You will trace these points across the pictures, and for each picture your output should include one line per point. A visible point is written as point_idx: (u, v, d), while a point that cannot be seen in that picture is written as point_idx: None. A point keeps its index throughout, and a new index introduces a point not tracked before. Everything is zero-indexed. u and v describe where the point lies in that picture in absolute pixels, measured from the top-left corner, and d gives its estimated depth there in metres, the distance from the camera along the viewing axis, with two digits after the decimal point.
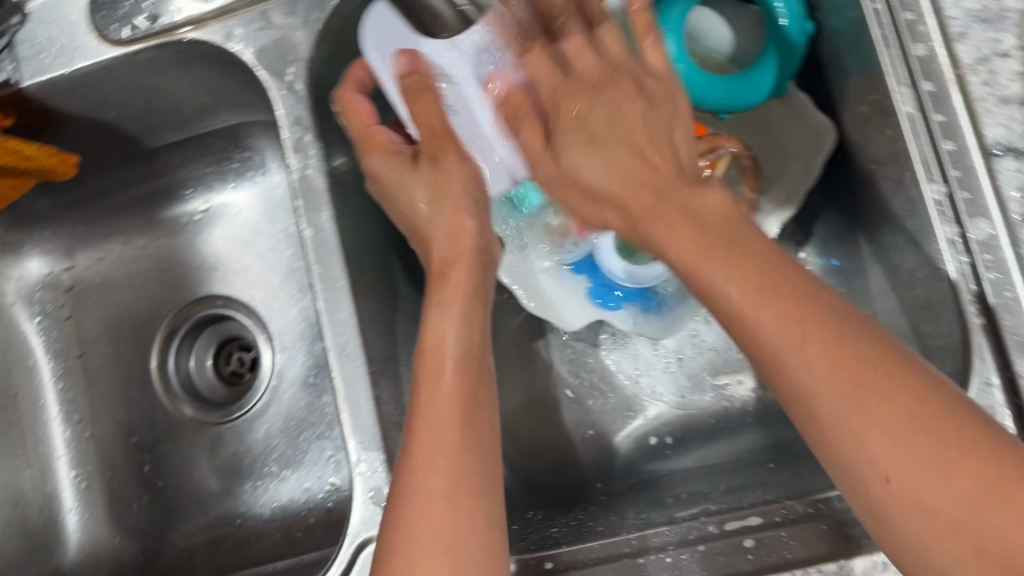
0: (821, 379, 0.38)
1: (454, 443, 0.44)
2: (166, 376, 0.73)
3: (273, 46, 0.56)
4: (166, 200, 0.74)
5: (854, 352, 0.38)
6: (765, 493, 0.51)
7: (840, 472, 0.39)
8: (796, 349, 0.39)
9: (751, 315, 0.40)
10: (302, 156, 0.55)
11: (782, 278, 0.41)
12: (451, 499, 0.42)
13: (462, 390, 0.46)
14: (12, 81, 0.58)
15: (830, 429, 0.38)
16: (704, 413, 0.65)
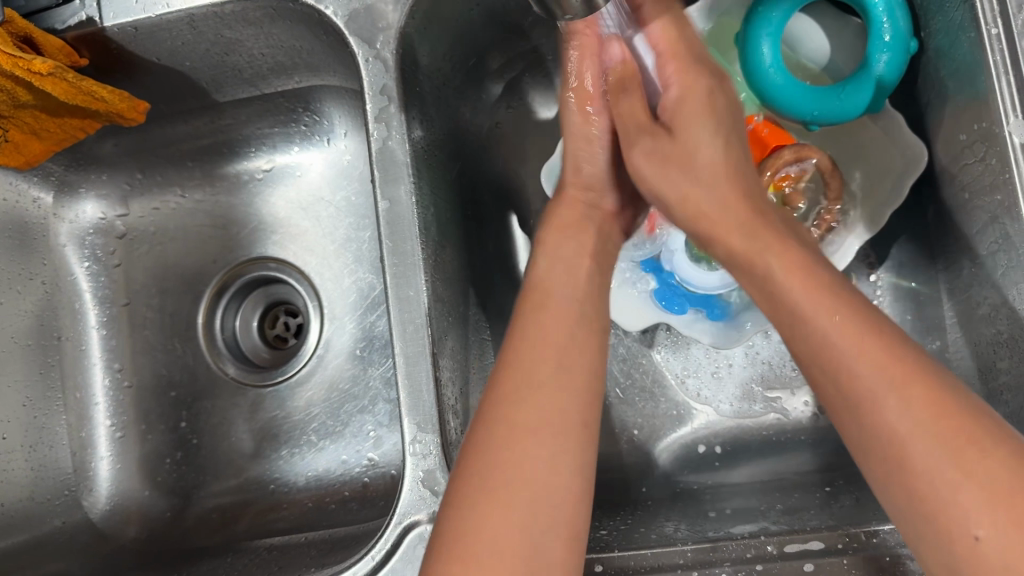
0: (909, 419, 0.38)
1: (552, 390, 0.44)
2: (211, 334, 0.73)
3: (364, 12, 0.55)
4: (228, 156, 0.73)
5: (951, 403, 0.38)
6: (825, 518, 0.50)
7: (911, 516, 0.38)
8: (889, 390, 0.39)
9: (853, 355, 0.40)
10: (385, 127, 0.54)
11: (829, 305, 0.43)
12: (529, 438, 0.43)
13: (563, 337, 0.47)
14: (94, 20, 0.57)
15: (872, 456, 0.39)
16: (753, 423, 0.64)
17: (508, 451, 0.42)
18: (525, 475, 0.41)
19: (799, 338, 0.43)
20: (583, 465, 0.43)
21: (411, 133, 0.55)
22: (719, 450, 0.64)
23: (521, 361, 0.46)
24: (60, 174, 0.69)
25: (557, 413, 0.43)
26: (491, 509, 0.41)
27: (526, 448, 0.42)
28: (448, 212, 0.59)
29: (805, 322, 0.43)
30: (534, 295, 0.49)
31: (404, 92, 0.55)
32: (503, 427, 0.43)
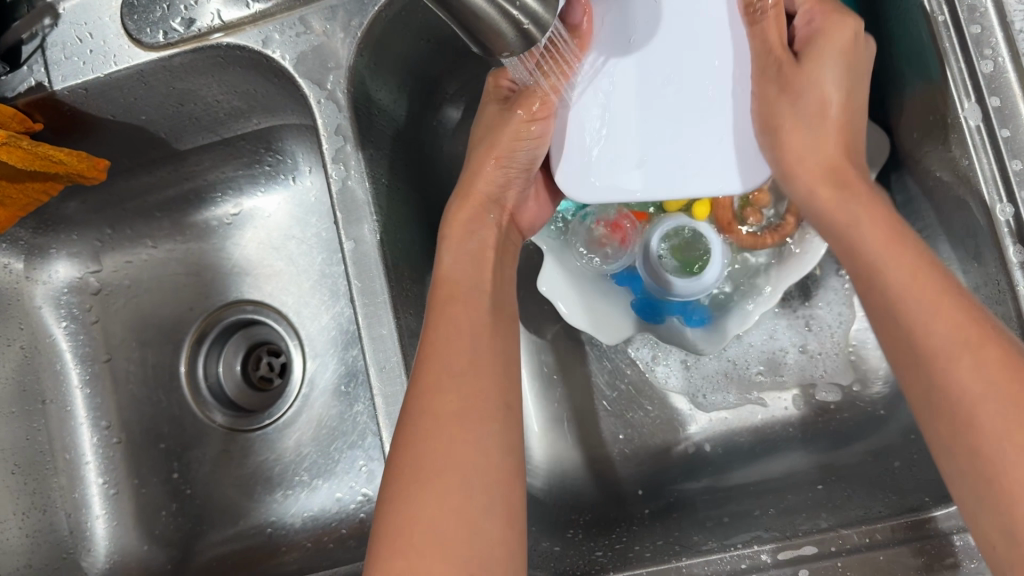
0: (976, 386, 0.39)
1: (466, 378, 0.46)
2: (195, 383, 0.72)
3: (312, 53, 0.54)
4: (195, 204, 0.73)
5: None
6: (818, 521, 0.50)
7: (982, 503, 0.39)
8: (961, 352, 0.39)
9: (918, 299, 0.41)
10: (342, 167, 0.53)
11: (928, 260, 0.42)
12: (453, 423, 0.44)
13: (473, 324, 0.49)
14: (44, 84, 0.57)
15: (950, 405, 0.40)
16: (731, 414, 0.64)
17: (429, 462, 0.43)
18: (455, 476, 0.43)
19: (866, 283, 0.44)
20: (500, 456, 0.44)
21: (371, 171, 0.55)
22: (710, 451, 0.63)
23: (428, 373, 0.46)
24: (28, 238, 0.69)
25: (474, 410, 0.45)
26: (432, 514, 0.42)
27: (454, 449, 0.43)
28: (417, 245, 0.59)
29: (879, 273, 0.43)
30: (445, 297, 0.50)
31: (359, 130, 0.54)
32: (422, 422, 0.44)
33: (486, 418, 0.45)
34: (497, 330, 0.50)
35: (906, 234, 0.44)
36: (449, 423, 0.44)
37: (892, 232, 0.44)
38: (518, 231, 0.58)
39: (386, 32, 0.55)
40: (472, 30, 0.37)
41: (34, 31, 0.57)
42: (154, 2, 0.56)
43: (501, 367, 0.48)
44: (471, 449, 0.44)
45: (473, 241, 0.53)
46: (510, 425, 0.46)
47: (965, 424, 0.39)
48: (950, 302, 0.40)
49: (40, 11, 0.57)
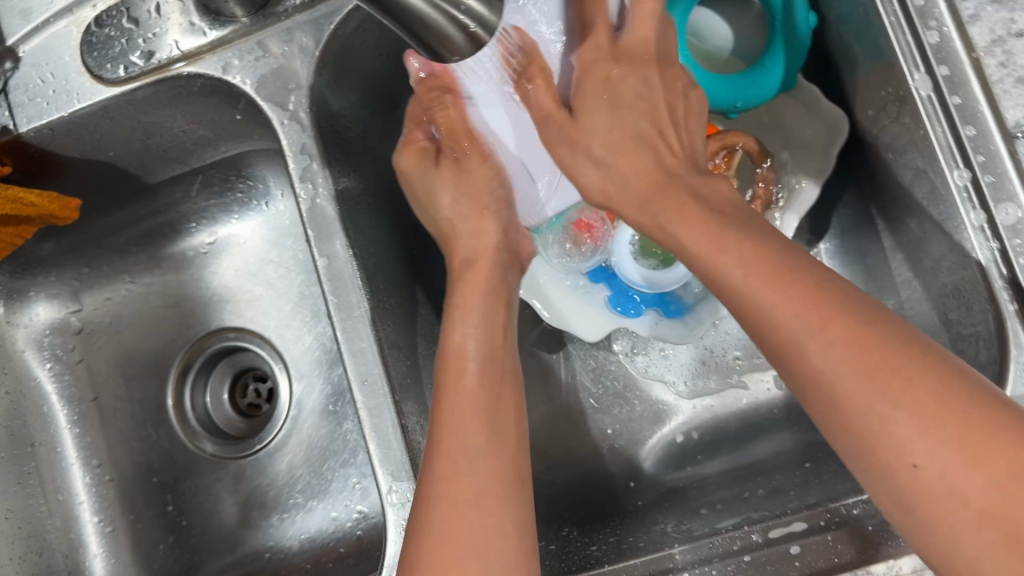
0: (837, 360, 0.37)
1: (482, 452, 0.44)
2: (183, 414, 0.72)
3: (272, 76, 0.55)
4: (169, 236, 0.73)
5: (915, 382, 0.36)
6: (805, 497, 0.51)
7: (891, 497, 0.37)
8: (810, 333, 0.38)
9: (769, 298, 0.40)
10: (310, 185, 0.53)
11: (794, 263, 0.41)
12: (474, 504, 0.42)
13: (494, 399, 0.47)
14: (10, 127, 0.57)
15: (844, 404, 0.37)
16: (714, 399, 0.65)
17: (445, 543, 0.41)
18: (471, 553, 0.41)
19: (731, 301, 0.42)
20: (515, 528, 0.42)
21: (338, 187, 0.55)
22: (698, 438, 0.64)
23: (441, 452, 0.44)
24: (6, 282, 0.69)
25: (489, 483, 0.43)
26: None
27: (468, 527, 0.41)
28: (391, 258, 0.59)
29: (719, 267, 0.42)
30: (448, 368, 0.48)
31: (324, 148, 0.55)
32: (437, 507, 0.42)
33: (498, 488, 0.43)
34: (517, 406, 0.48)
35: (734, 215, 0.44)
36: (461, 498, 0.42)
37: (711, 232, 0.43)
38: (520, 267, 0.57)
39: (343, 50, 0.56)
40: (418, 34, 0.38)
41: None
42: (113, 38, 0.57)
43: (521, 446, 0.46)
44: (487, 524, 0.42)
45: (480, 298, 0.52)
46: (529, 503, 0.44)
47: (862, 423, 0.37)
48: (774, 282, 0.40)
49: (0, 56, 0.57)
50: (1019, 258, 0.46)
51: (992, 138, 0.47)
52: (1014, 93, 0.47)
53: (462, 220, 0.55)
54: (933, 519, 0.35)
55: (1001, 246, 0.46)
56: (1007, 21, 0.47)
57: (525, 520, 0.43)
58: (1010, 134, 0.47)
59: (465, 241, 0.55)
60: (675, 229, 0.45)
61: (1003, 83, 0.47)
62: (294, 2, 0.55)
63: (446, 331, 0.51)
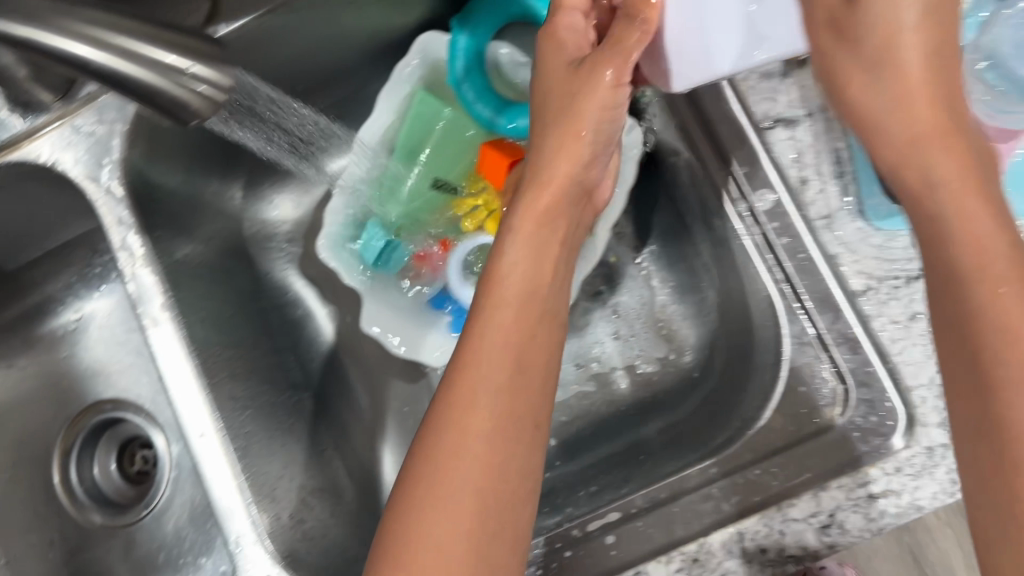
0: (1001, 248, 0.35)
1: (496, 394, 0.42)
2: (70, 488, 0.73)
3: (87, 153, 0.56)
4: (39, 317, 0.75)
5: (1014, 300, 0.34)
6: (625, 487, 0.56)
7: (971, 421, 0.34)
8: (947, 198, 0.37)
9: (926, 162, 0.38)
10: (129, 258, 0.55)
11: (965, 144, 0.38)
12: (486, 442, 0.41)
13: (521, 336, 0.45)
14: None
15: (971, 301, 0.35)
16: (566, 404, 0.66)
17: (433, 467, 0.40)
18: (458, 478, 0.40)
19: (905, 169, 0.38)
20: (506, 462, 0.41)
21: (161, 252, 0.57)
22: (557, 446, 0.65)
23: (458, 380, 0.43)
24: None
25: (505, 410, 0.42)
26: (443, 534, 0.39)
27: (455, 474, 0.40)
28: (231, 312, 0.61)
29: (876, 124, 0.40)
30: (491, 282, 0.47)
31: (142, 216, 0.57)
32: (437, 437, 0.41)
33: (497, 419, 0.42)
34: (546, 363, 0.45)
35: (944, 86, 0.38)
36: (463, 420, 0.41)
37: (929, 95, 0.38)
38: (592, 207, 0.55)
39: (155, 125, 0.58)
40: (160, 103, 0.41)
41: None
42: None
43: (541, 407, 0.44)
44: (480, 452, 0.41)
45: (531, 224, 0.49)
46: (535, 466, 0.42)
47: (967, 323, 0.35)
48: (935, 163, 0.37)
49: None
50: None
51: (747, 133, 0.51)
52: (760, 87, 0.51)
53: (552, 160, 0.50)
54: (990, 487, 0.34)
55: None
56: None
57: (524, 484, 0.42)
58: (761, 126, 0.51)
59: (543, 163, 0.50)
60: (861, 89, 0.40)
61: (749, 79, 0.51)
62: (86, 88, 0.56)
63: (499, 251, 0.49)
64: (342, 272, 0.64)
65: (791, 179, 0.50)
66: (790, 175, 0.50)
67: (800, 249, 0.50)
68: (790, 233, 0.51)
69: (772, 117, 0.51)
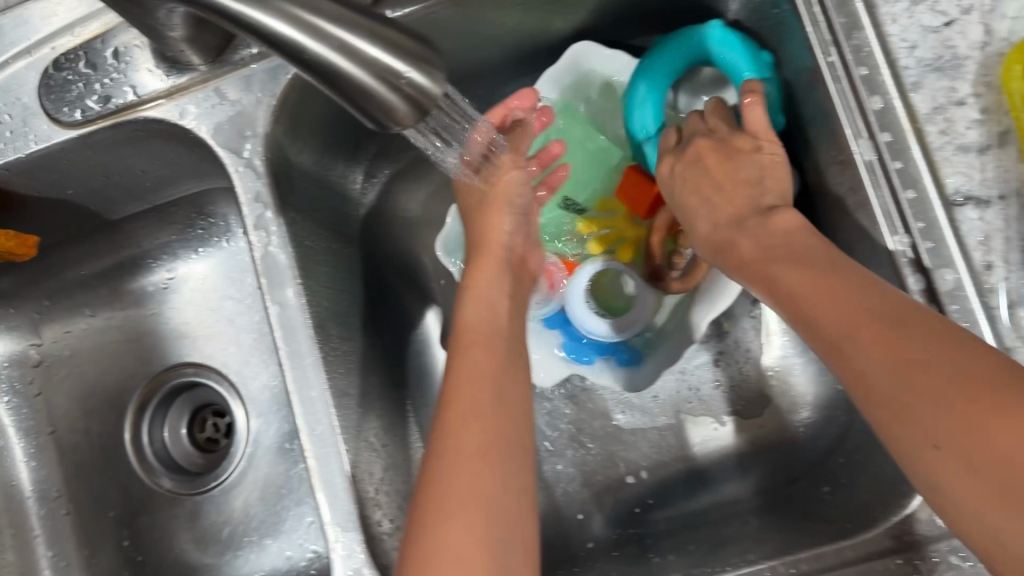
0: (876, 369, 0.40)
1: (457, 445, 0.46)
2: (141, 449, 0.72)
3: (229, 122, 0.55)
4: (131, 271, 0.73)
5: (923, 361, 0.38)
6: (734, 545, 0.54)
7: (952, 511, 0.37)
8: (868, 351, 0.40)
9: (833, 324, 0.42)
10: (263, 234, 0.54)
11: (898, 324, 0.40)
12: (466, 465, 0.45)
13: (493, 410, 0.48)
14: (61, 112, 0.56)
15: (885, 410, 0.39)
16: (661, 440, 0.65)
17: (460, 458, 0.45)
18: (468, 479, 0.44)
19: (859, 397, 0.41)
20: (524, 476, 0.46)
21: (292, 229, 0.55)
22: (649, 484, 0.64)
23: (452, 407, 0.48)
24: None
25: (491, 446, 0.46)
26: (457, 515, 0.43)
27: (460, 471, 0.44)
28: (344, 302, 0.59)
29: (813, 318, 0.44)
30: (470, 344, 0.52)
31: (279, 195, 0.55)
32: (438, 470, 0.45)
33: (487, 445, 0.46)
34: (518, 461, 0.47)
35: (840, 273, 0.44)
36: (472, 445, 0.46)
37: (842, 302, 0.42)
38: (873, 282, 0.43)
39: (303, 98, 0.56)
40: (365, 107, 0.39)
41: (68, 72, 0.57)
42: (70, 82, 0.56)
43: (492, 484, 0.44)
44: (481, 443, 0.46)
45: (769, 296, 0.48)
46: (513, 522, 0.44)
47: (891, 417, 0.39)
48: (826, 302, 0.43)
49: (45, 76, 0.57)
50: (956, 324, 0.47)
51: (931, 205, 0.47)
52: (955, 160, 0.47)
53: (818, 297, 0.44)
54: (894, 443, 0.39)
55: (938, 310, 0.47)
56: (948, 90, 0.48)
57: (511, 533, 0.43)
58: (950, 201, 0.47)
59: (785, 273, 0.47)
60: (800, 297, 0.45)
61: (943, 150, 0.48)
62: (250, 51, 0.55)
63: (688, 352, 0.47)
64: (455, 271, 0.66)
65: (976, 265, 0.47)
66: (976, 260, 0.47)
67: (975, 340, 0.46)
68: (968, 319, 0.46)
69: (963, 193, 0.47)
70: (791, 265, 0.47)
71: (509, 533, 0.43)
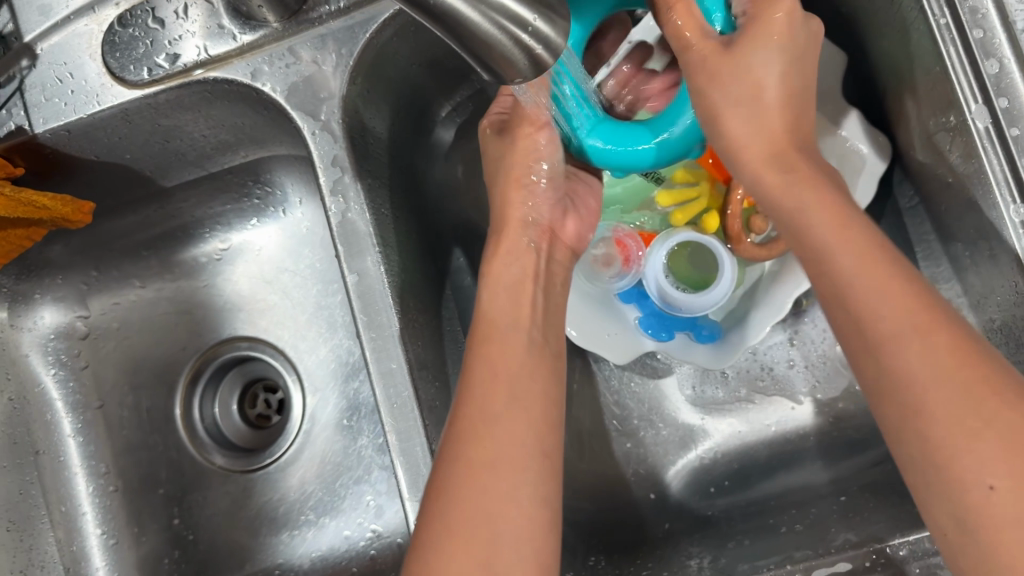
0: (929, 366, 0.37)
1: (484, 443, 0.43)
2: (192, 424, 0.70)
3: (303, 84, 0.53)
4: (184, 241, 0.71)
5: (973, 379, 0.37)
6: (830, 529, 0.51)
7: (948, 526, 0.37)
8: (909, 334, 0.38)
9: (855, 277, 0.40)
10: (341, 199, 0.51)
11: (943, 321, 0.38)
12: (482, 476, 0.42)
13: (510, 399, 0.46)
14: (127, 72, 0.54)
15: (907, 417, 0.38)
16: (733, 418, 0.64)
17: (472, 472, 0.42)
18: (486, 498, 0.41)
19: (877, 378, 0.39)
20: (555, 496, 0.44)
21: (369, 195, 0.53)
22: (725, 465, 0.62)
23: (477, 404, 0.46)
24: (11, 284, 0.66)
25: (505, 461, 0.43)
26: (466, 535, 0.40)
27: (481, 483, 0.42)
28: (416, 273, 0.56)
29: (850, 282, 0.40)
30: (484, 340, 0.49)
31: (357, 160, 0.53)
32: (448, 474, 0.43)
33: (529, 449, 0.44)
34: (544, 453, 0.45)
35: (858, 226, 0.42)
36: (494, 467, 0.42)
37: (875, 265, 0.40)
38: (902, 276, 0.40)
39: (380, 58, 0.54)
40: (483, 57, 0.37)
41: (135, 31, 0.54)
42: (136, 38, 0.54)
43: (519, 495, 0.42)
44: (509, 449, 0.43)
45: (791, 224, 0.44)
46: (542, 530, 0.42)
47: (911, 415, 0.38)
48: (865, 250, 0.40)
49: (108, 32, 0.55)
50: None
51: None
52: None
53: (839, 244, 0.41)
54: (906, 439, 0.38)
55: None
56: None
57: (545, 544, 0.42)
58: None
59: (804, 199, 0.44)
60: (828, 242, 0.42)
61: None
62: (329, 8, 0.52)
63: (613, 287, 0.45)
64: None
65: None
66: None
67: None
68: None
69: None
70: (792, 189, 0.45)
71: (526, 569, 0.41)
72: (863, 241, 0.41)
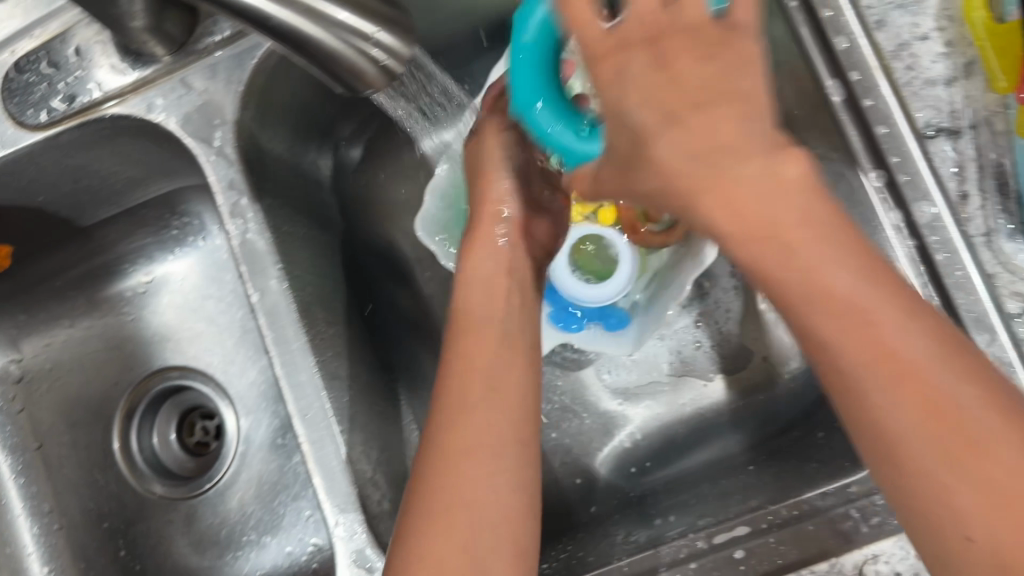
0: (902, 421, 0.33)
1: (481, 411, 0.43)
2: (130, 456, 0.71)
3: (197, 113, 0.55)
4: (109, 278, 0.72)
5: (935, 377, 0.33)
6: (744, 498, 0.52)
7: (908, 513, 0.34)
8: (859, 364, 0.34)
9: (815, 264, 0.34)
10: (240, 221, 0.53)
11: (895, 292, 0.34)
12: (471, 465, 0.41)
13: (491, 387, 0.44)
14: (25, 117, 0.55)
15: (868, 416, 0.34)
16: (654, 398, 0.65)
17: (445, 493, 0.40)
18: (466, 527, 0.39)
19: (824, 371, 0.36)
20: (535, 480, 0.42)
21: (269, 216, 0.54)
22: (648, 448, 0.65)
23: (462, 384, 0.44)
24: None
25: (482, 447, 0.42)
26: (441, 534, 0.39)
27: (463, 471, 0.41)
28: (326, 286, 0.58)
29: (777, 280, 0.35)
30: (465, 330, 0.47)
31: (253, 182, 0.54)
32: (439, 459, 0.42)
33: (519, 431, 0.43)
34: (529, 438, 0.43)
35: (768, 174, 0.34)
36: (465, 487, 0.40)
37: (824, 234, 0.34)
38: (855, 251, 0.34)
39: (270, 81, 0.56)
40: (335, 72, 0.39)
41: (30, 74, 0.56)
42: (33, 83, 0.55)
43: (504, 472, 0.41)
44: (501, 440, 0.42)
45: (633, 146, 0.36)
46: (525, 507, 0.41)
47: (881, 439, 0.34)
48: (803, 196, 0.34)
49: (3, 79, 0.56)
50: (940, 253, 0.47)
51: (904, 140, 0.48)
52: (924, 94, 0.49)
53: (771, 201, 0.34)
54: (875, 451, 0.34)
55: (919, 244, 0.48)
56: (913, 25, 0.50)
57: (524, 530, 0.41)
58: (922, 134, 0.48)
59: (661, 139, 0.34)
60: (679, 172, 0.34)
61: None
62: (214, 38, 0.54)
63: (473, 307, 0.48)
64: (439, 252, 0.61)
65: (951, 196, 0.47)
66: (951, 189, 0.48)
67: (959, 267, 0.47)
68: (949, 249, 0.47)
69: (934, 126, 0.49)
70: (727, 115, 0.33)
71: (503, 548, 0.40)
72: (825, 204, 0.35)
